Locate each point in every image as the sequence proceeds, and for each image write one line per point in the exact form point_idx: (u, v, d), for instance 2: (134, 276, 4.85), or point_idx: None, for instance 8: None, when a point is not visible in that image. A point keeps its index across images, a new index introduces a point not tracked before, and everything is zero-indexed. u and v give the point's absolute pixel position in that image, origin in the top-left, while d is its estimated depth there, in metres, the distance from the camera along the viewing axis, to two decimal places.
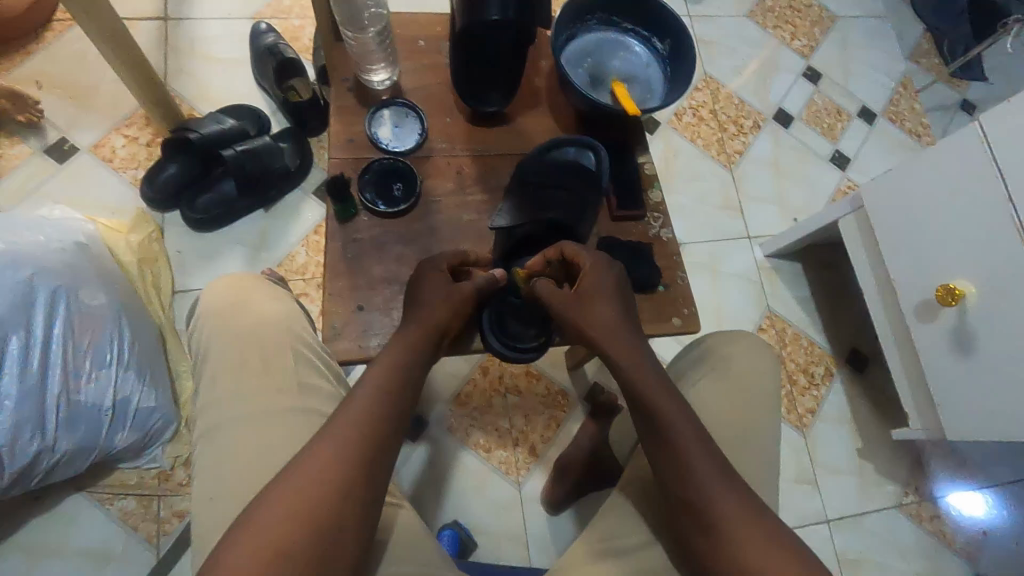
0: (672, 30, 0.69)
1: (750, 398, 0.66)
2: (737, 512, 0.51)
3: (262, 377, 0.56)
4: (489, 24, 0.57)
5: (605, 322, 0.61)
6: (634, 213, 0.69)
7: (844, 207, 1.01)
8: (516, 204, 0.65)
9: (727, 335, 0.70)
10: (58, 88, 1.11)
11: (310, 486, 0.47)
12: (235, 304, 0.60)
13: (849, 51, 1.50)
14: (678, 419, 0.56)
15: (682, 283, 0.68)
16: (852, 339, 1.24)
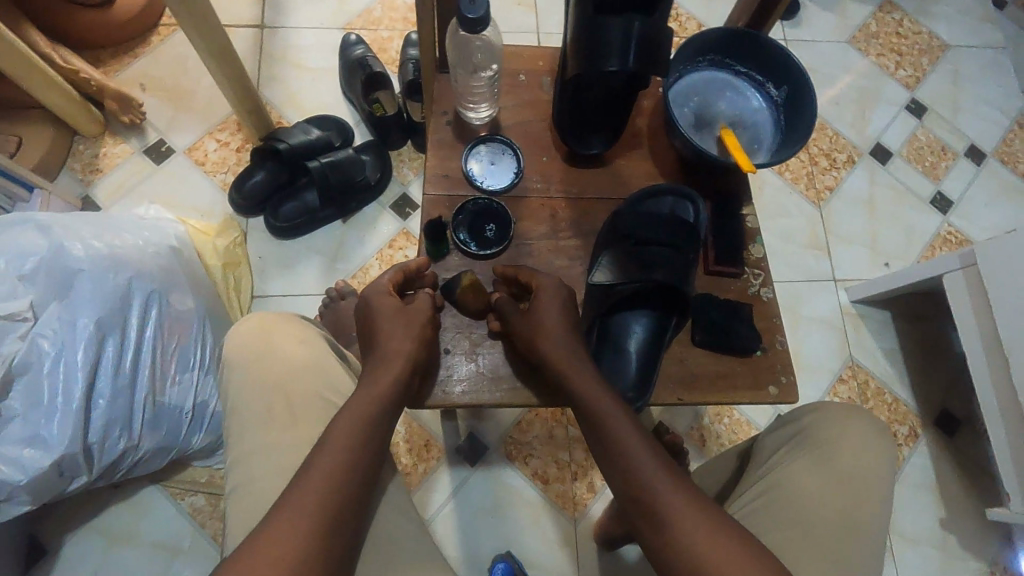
0: (791, 77, 0.65)
1: (856, 475, 0.65)
2: (707, 537, 0.48)
3: (284, 416, 0.64)
4: (605, 73, 0.55)
5: (565, 337, 0.58)
6: (733, 271, 0.65)
7: (951, 262, 0.93)
8: (616, 260, 0.60)
9: (831, 408, 0.70)
10: (160, 90, 1.16)
11: (282, 531, 0.47)
12: (262, 347, 0.67)
13: (959, 84, 1.39)
14: (636, 443, 0.53)
15: (781, 349, 0.64)
16: (942, 399, 1.15)
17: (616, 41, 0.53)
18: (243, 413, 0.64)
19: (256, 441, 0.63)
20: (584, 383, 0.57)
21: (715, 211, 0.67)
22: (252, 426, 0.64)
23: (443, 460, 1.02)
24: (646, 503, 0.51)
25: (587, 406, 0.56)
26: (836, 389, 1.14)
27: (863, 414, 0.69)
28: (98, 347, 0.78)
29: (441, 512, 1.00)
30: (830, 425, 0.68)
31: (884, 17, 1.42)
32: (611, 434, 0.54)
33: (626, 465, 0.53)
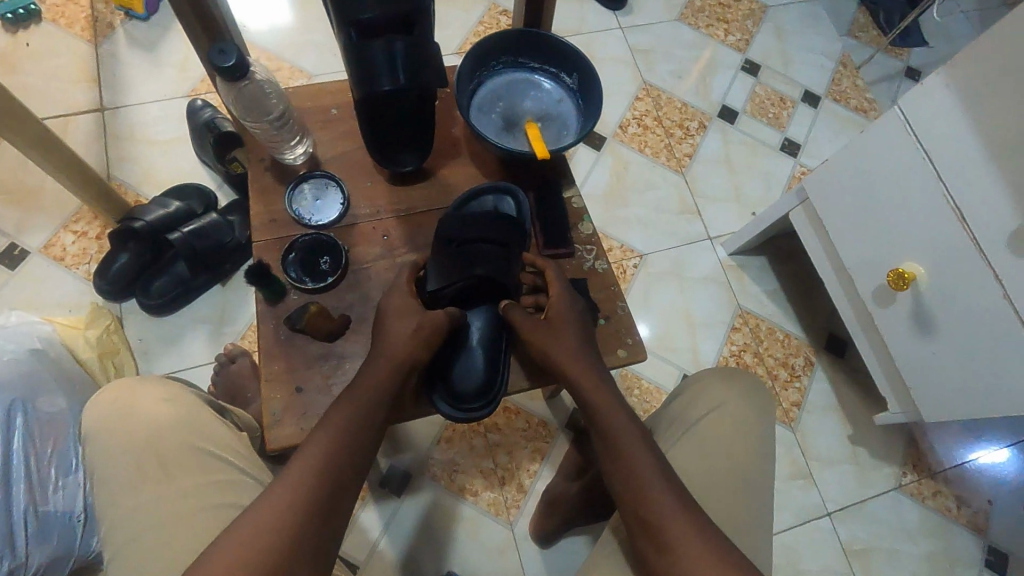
0: (577, 64, 0.69)
1: (741, 434, 0.70)
2: (699, 551, 0.54)
3: (160, 480, 0.64)
4: (385, 95, 0.57)
5: (582, 361, 0.64)
6: (566, 250, 0.71)
7: (791, 200, 1.01)
8: (441, 266, 0.64)
9: (707, 376, 0.75)
10: (2, 194, 1.11)
11: (276, 513, 0.50)
12: (122, 416, 0.66)
13: (784, 38, 1.51)
14: (650, 456, 0.59)
15: (621, 313, 0.70)
16: (827, 325, 1.23)
17: (385, 68, 0.55)
18: (112, 487, 0.63)
19: (132, 511, 0.62)
20: (603, 404, 0.63)
21: (540, 200, 0.72)
22: (124, 496, 0.63)
23: (368, 498, 1.01)
24: (644, 509, 0.57)
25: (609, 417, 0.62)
26: (732, 338, 1.20)
27: (736, 375, 0.75)
28: None
29: (375, 550, 0.99)
30: (709, 394, 0.73)
31: None
32: (624, 443, 0.60)
33: (638, 469, 0.59)
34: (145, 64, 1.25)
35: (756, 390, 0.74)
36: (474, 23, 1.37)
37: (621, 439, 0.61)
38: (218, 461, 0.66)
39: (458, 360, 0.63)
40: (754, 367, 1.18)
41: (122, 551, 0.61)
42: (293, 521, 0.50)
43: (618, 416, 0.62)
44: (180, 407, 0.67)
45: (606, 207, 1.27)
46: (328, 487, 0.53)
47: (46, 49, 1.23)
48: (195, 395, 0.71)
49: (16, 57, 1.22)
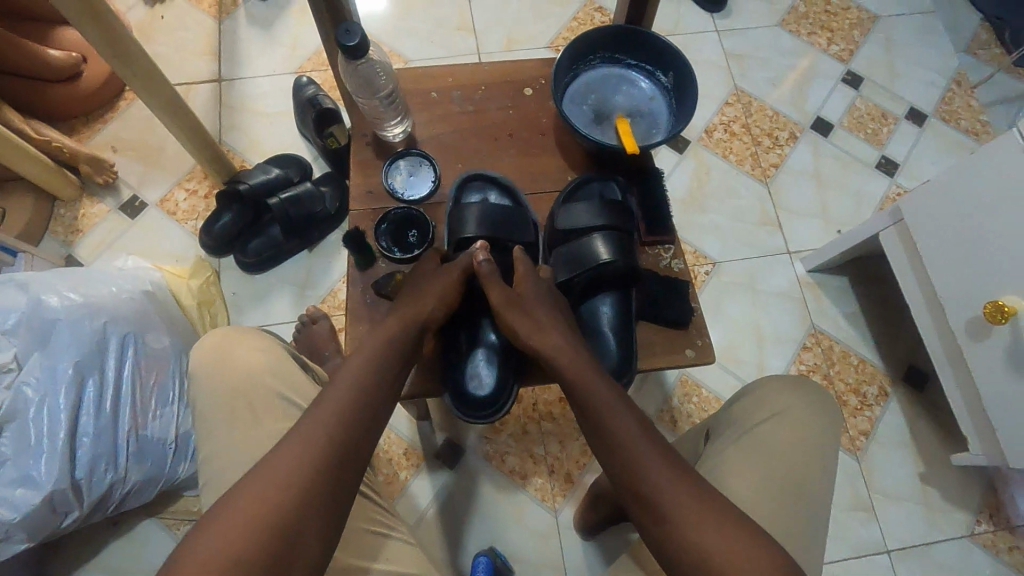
0: (674, 64, 0.70)
1: (818, 433, 0.68)
2: (716, 531, 0.52)
3: (250, 425, 0.65)
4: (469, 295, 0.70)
5: (550, 329, 0.64)
6: (658, 239, 0.72)
7: (883, 219, 0.97)
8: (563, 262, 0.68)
9: (769, 383, 0.72)
10: (129, 150, 1.24)
11: (256, 495, 0.50)
12: (222, 357, 0.67)
13: (893, 50, 1.43)
14: (636, 435, 0.58)
15: (699, 315, 0.70)
16: (908, 355, 1.17)
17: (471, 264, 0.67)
18: (208, 425, 0.65)
19: (227, 446, 0.64)
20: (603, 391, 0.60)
21: (639, 191, 0.74)
22: (218, 435, 0.65)
23: (422, 466, 1.06)
24: (654, 503, 0.54)
25: (591, 402, 0.60)
26: (801, 358, 1.16)
27: (800, 383, 0.72)
28: (78, 388, 0.85)
29: (424, 516, 1.03)
30: (776, 400, 0.71)
31: None
32: (608, 432, 0.58)
33: (627, 456, 0.57)
34: (261, 41, 1.35)
35: (827, 403, 0.71)
36: (568, 18, 1.38)
37: (616, 436, 0.58)
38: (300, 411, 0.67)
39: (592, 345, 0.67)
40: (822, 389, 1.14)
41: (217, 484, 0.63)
42: (273, 503, 0.50)
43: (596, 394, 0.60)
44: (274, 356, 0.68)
45: (683, 212, 1.26)
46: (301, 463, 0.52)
47: (177, 22, 1.35)
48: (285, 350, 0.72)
49: (151, 29, 1.35)
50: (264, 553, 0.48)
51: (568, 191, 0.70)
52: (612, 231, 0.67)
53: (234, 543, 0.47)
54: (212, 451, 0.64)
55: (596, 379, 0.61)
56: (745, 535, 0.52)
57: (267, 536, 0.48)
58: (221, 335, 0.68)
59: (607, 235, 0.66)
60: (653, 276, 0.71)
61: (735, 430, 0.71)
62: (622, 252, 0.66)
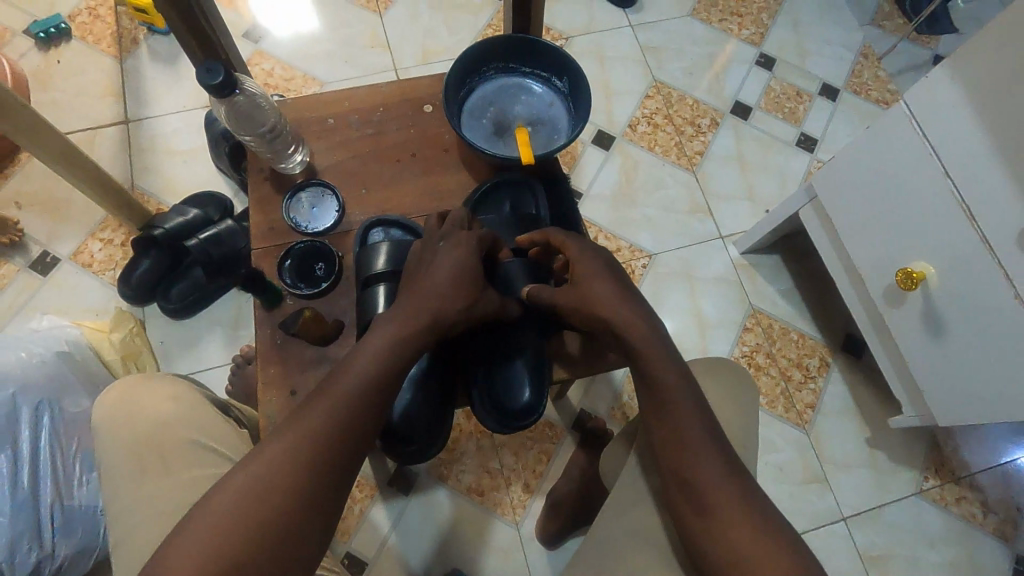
0: (566, 68, 0.70)
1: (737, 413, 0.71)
2: (748, 530, 0.52)
3: (161, 480, 0.61)
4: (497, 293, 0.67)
5: (619, 307, 0.60)
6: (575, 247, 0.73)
7: (799, 197, 0.99)
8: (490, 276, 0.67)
9: (691, 368, 0.73)
10: (35, 204, 1.18)
11: (268, 467, 0.50)
12: (130, 411, 0.64)
13: (801, 30, 1.47)
14: (694, 419, 0.57)
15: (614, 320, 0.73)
16: (844, 325, 1.20)
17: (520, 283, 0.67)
18: (115, 484, 0.61)
19: (133, 506, 0.60)
20: (660, 367, 0.58)
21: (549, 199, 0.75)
22: (126, 494, 0.61)
23: (377, 496, 1.04)
24: (693, 488, 0.55)
25: (655, 374, 0.58)
26: (743, 339, 1.18)
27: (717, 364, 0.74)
28: None
29: (384, 547, 1.01)
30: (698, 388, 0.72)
31: None
32: (667, 411, 0.57)
33: (679, 437, 0.56)
34: (167, 77, 1.30)
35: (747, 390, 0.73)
36: (482, 26, 1.38)
37: (669, 413, 0.57)
38: (217, 458, 0.63)
39: (507, 372, 0.66)
40: (766, 368, 1.16)
41: (122, 547, 0.59)
42: (284, 484, 0.49)
43: (666, 379, 0.58)
44: (187, 404, 0.65)
45: (615, 207, 1.26)
46: (340, 439, 0.52)
47: (74, 65, 1.29)
48: (203, 395, 0.69)
49: (48, 75, 1.29)
50: (256, 540, 0.47)
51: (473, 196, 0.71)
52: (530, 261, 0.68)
53: (233, 524, 0.47)
54: (122, 508, 0.60)
55: (665, 361, 0.59)
56: (776, 545, 0.51)
57: (267, 521, 0.48)
58: (122, 388, 0.64)
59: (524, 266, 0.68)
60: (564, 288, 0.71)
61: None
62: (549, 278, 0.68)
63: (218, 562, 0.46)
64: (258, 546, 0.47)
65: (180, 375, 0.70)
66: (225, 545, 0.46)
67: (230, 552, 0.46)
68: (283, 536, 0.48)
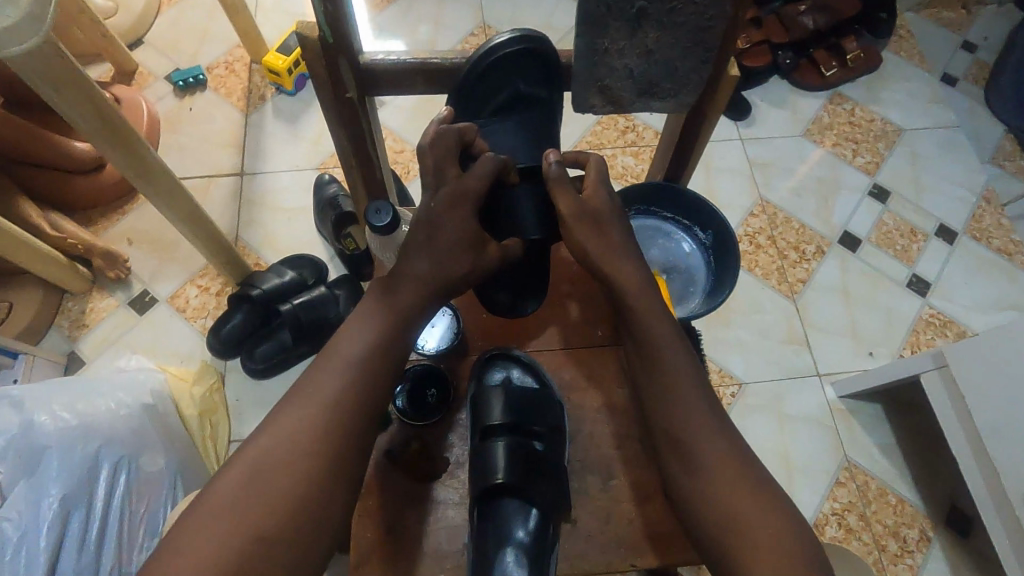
0: (713, 223, 0.67)
1: None
2: (736, 485, 0.54)
3: None
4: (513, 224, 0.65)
5: (621, 257, 0.63)
6: None
7: (925, 361, 0.93)
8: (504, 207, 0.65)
9: None
10: (144, 243, 1.22)
11: (289, 441, 0.53)
12: None
13: (920, 164, 1.41)
14: (682, 379, 0.59)
15: None
16: (950, 496, 1.09)
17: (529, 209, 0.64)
18: None
19: None
20: (655, 324, 0.61)
21: None
22: None
23: None
24: (681, 444, 0.57)
25: (649, 336, 0.61)
26: (835, 494, 1.08)
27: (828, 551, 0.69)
28: (63, 524, 0.78)
29: None
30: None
31: (836, 108, 1.47)
32: (661, 370, 0.59)
33: (670, 391, 0.59)
34: (285, 136, 1.35)
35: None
36: (592, 123, 1.39)
37: (660, 372, 0.59)
38: None
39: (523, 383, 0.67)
40: (858, 532, 1.06)
41: None
42: (309, 454, 0.53)
43: (656, 334, 0.61)
44: None
45: (708, 326, 1.21)
46: (351, 419, 0.55)
47: (204, 114, 1.37)
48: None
49: (178, 119, 1.36)
50: (295, 507, 0.51)
51: (470, 81, 0.65)
52: (533, 178, 0.65)
53: (269, 494, 0.51)
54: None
55: (659, 320, 0.61)
56: (767, 503, 0.53)
57: (303, 488, 0.52)
58: None
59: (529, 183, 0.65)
60: None
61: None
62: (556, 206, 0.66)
63: (260, 532, 0.49)
64: (296, 521, 0.51)
65: None
66: (260, 524, 0.49)
67: (274, 534, 0.49)
68: (318, 509, 0.52)
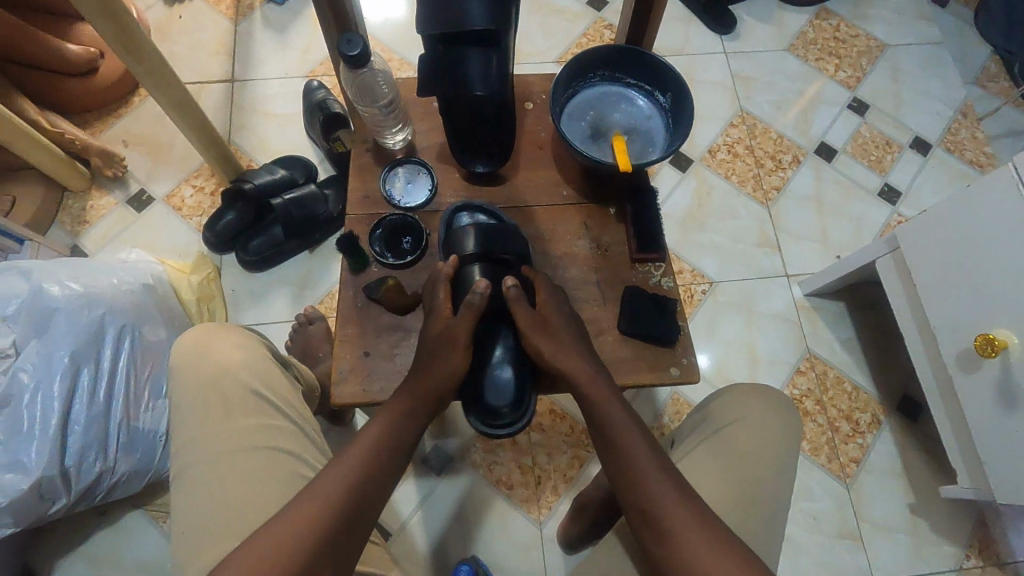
0: (672, 85, 0.71)
1: (772, 444, 0.70)
2: (703, 545, 0.52)
3: (222, 423, 0.66)
4: (473, 101, 0.62)
5: (574, 351, 0.63)
6: (652, 255, 0.70)
7: (880, 246, 0.98)
8: (465, 82, 0.60)
9: (734, 393, 0.74)
10: (140, 145, 1.26)
11: (287, 535, 0.50)
12: (202, 351, 0.70)
13: (900, 79, 1.43)
14: (638, 450, 0.58)
15: (667, 287, 0.70)
16: (903, 384, 1.16)
17: (479, 74, 0.60)
18: (182, 423, 0.67)
19: (199, 441, 0.65)
20: (602, 401, 0.61)
21: (634, 209, 0.72)
22: (192, 427, 0.66)
23: (409, 472, 1.06)
24: (651, 516, 0.55)
25: (603, 420, 0.60)
26: (795, 382, 1.16)
27: (763, 392, 0.74)
28: (73, 377, 0.85)
29: (408, 523, 1.03)
30: (734, 409, 0.73)
31: (821, 23, 1.48)
32: (617, 443, 0.59)
33: (628, 460, 0.58)
34: (274, 44, 1.37)
35: (789, 421, 0.73)
36: (577, 34, 1.40)
37: (616, 445, 0.59)
38: (272, 408, 0.68)
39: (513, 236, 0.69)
40: (814, 415, 1.13)
41: (185, 474, 0.64)
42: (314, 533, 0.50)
43: (603, 406, 0.61)
44: (251, 354, 0.70)
45: (684, 229, 1.26)
46: (371, 482, 0.55)
47: (193, 22, 1.38)
48: (264, 347, 0.75)
49: (168, 27, 1.38)
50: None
51: None
52: (488, 40, 0.60)
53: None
54: (184, 442, 0.66)
55: (613, 406, 0.61)
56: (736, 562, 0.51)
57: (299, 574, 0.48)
58: (201, 330, 0.71)
59: (479, 45, 0.60)
60: (642, 293, 0.69)
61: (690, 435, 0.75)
62: (509, 74, 0.62)
63: None
64: None
65: (247, 328, 0.76)
66: None
67: None
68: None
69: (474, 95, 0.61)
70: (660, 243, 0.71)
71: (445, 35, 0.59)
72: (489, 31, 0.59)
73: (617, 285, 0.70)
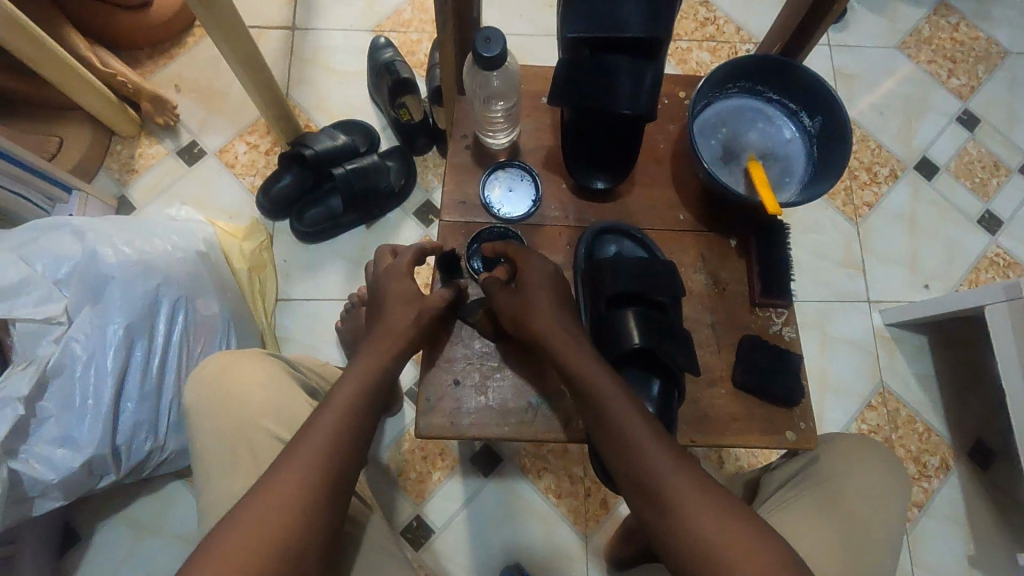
0: (826, 108, 0.62)
1: (877, 503, 0.66)
2: (703, 510, 0.51)
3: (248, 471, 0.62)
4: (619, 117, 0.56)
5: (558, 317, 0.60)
6: (775, 302, 0.64)
7: (994, 293, 0.90)
8: (610, 95, 0.54)
9: (834, 443, 0.70)
10: (193, 92, 1.18)
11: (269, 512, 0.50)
12: (223, 390, 0.66)
13: (1019, 92, 1.30)
14: (628, 416, 0.55)
15: (789, 340, 0.64)
16: (979, 429, 1.10)
17: (627, 88, 0.54)
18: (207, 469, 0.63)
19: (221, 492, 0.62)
20: (585, 367, 0.57)
21: (759, 246, 0.65)
22: (214, 476, 0.63)
23: (456, 469, 1.03)
24: (651, 487, 0.53)
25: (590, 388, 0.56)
26: (864, 416, 1.10)
27: (867, 445, 0.70)
28: (127, 352, 0.81)
29: (453, 520, 1.01)
30: (837, 461, 0.69)
31: (939, 20, 1.33)
32: (605, 413, 0.56)
33: (619, 427, 0.55)
34: None
35: (896, 479, 0.68)
36: None
37: (605, 413, 0.56)
38: None
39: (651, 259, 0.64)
40: None
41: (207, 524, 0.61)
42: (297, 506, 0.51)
43: (588, 371, 0.57)
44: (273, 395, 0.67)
45: None
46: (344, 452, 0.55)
47: None
48: (286, 382, 0.70)
49: None
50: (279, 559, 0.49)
51: None
52: (644, 50, 0.54)
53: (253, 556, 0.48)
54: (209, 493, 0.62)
55: (600, 372, 0.57)
56: (739, 522, 0.50)
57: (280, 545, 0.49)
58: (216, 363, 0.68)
59: (632, 54, 0.54)
60: (762, 343, 0.63)
61: (780, 488, 0.70)
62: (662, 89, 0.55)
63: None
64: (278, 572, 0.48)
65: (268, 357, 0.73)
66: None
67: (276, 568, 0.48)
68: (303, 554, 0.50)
69: (619, 112, 0.55)
70: (784, 289, 0.64)
71: (596, 42, 0.54)
72: (645, 40, 0.53)
73: (733, 331, 0.64)
